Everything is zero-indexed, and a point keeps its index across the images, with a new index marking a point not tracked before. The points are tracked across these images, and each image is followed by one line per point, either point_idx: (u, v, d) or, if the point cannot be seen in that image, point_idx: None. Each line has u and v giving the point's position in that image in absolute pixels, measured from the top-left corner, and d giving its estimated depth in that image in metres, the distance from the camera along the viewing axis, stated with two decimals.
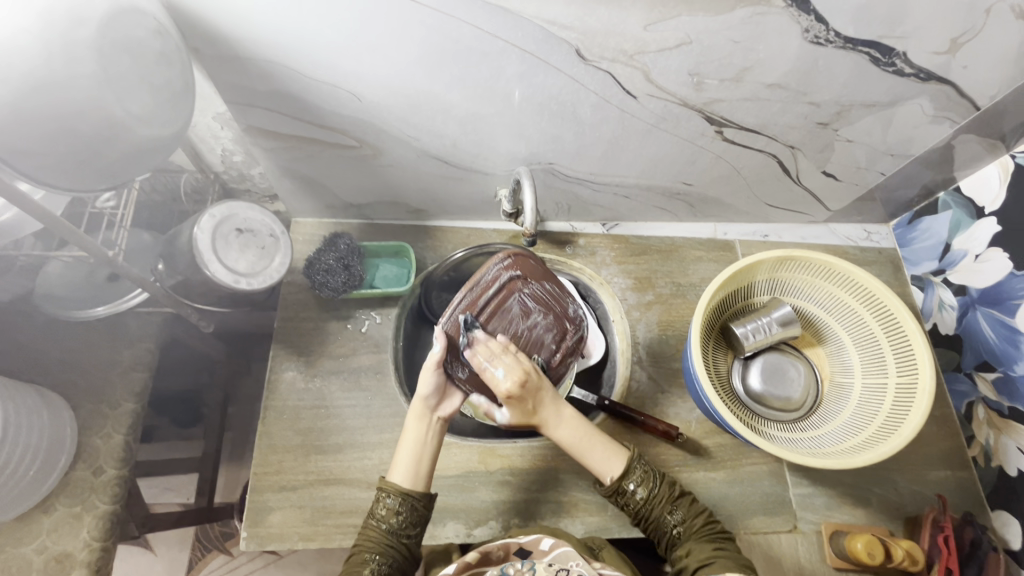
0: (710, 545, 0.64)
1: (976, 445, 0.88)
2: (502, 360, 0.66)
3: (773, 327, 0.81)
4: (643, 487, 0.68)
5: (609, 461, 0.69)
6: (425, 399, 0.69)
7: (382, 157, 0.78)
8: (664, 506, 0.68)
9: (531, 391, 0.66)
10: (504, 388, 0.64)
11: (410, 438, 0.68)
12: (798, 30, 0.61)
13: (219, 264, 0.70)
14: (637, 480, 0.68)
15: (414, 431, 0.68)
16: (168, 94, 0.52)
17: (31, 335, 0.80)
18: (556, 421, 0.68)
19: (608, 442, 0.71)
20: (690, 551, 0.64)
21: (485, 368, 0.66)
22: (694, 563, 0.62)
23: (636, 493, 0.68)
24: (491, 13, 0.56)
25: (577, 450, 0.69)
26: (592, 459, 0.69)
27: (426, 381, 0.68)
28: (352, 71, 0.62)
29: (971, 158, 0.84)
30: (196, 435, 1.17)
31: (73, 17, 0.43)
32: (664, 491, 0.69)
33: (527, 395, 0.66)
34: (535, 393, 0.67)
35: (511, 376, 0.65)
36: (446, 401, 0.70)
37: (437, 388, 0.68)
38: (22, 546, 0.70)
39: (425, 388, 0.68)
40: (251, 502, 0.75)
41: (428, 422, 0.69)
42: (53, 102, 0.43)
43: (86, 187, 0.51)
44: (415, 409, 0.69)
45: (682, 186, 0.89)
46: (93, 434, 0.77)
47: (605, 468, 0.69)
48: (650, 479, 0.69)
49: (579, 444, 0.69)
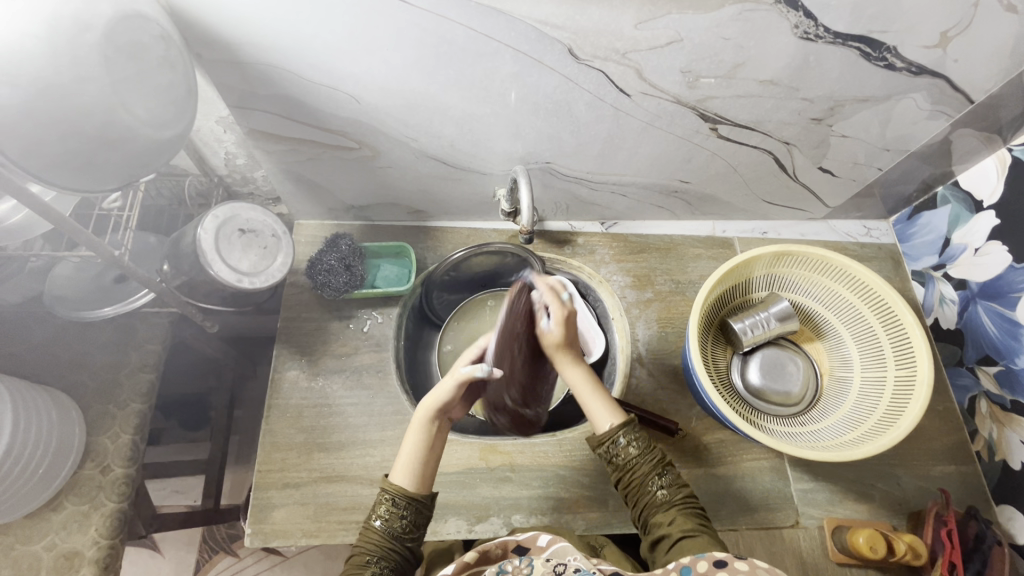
0: (694, 519, 0.63)
1: (979, 439, 0.88)
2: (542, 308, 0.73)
3: (771, 322, 0.82)
4: (637, 443, 0.69)
5: (609, 411, 0.71)
6: (441, 404, 0.68)
7: (381, 158, 0.80)
8: (653, 467, 0.68)
9: (575, 327, 0.74)
10: (568, 303, 0.72)
11: (417, 441, 0.68)
12: (787, 26, 0.62)
13: (222, 264, 0.72)
14: (632, 436, 0.69)
15: (422, 434, 0.68)
16: (172, 97, 0.54)
17: (41, 337, 0.81)
18: (571, 361, 0.74)
19: (610, 397, 0.73)
20: (673, 519, 0.63)
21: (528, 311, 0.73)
22: (677, 532, 0.61)
23: (630, 447, 0.68)
24: (483, 14, 0.57)
25: (582, 393, 0.72)
26: (595, 406, 0.71)
27: (448, 385, 0.68)
28: (349, 73, 0.63)
29: (969, 152, 0.84)
30: (203, 438, 1.18)
31: (79, 23, 0.44)
32: (657, 453, 0.69)
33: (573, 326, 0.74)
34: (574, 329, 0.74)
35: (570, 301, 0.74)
36: (458, 406, 0.70)
37: (454, 395, 0.68)
38: (33, 543, 0.72)
39: (444, 394, 0.68)
40: (256, 499, 0.76)
41: (435, 426, 0.69)
42: (58, 105, 0.44)
43: (94, 188, 0.52)
44: (426, 412, 0.68)
45: (679, 183, 0.90)
46: (101, 434, 0.78)
47: (606, 415, 0.71)
48: (644, 439, 0.69)
49: (586, 388, 0.72)
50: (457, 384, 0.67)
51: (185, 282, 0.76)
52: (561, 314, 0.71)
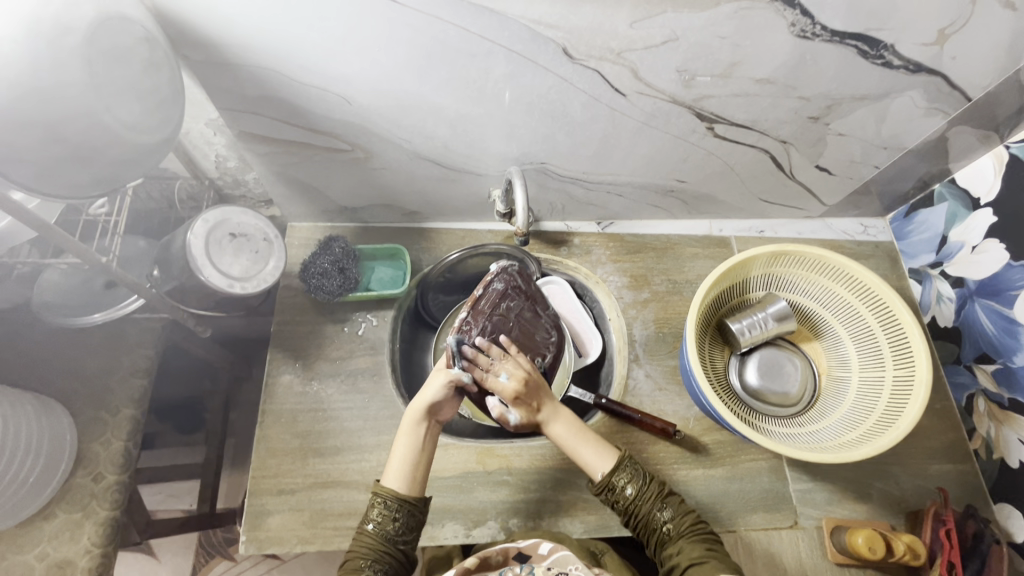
0: (702, 545, 0.63)
1: (977, 437, 0.88)
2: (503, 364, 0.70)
3: (769, 322, 0.81)
4: (632, 484, 0.68)
5: (599, 457, 0.70)
6: (429, 405, 0.68)
7: (374, 160, 0.79)
8: (653, 503, 0.67)
9: (535, 389, 0.71)
10: (509, 388, 0.69)
11: (408, 442, 0.67)
12: (784, 24, 0.61)
13: (213, 268, 0.71)
14: (627, 478, 0.68)
15: (411, 436, 0.67)
16: (156, 100, 0.53)
17: (30, 343, 0.80)
18: (556, 420, 0.71)
19: (600, 440, 0.71)
20: (682, 549, 0.63)
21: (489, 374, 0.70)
22: (685, 562, 0.61)
23: (626, 490, 0.68)
24: (475, 14, 0.56)
25: (570, 447, 0.70)
26: (587, 454, 0.70)
27: (437, 384, 0.68)
28: (340, 75, 0.62)
29: (966, 149, 0.84)
30: (198, 441, 1.17)
31: (59, 26, 0.43)
32: (653, 488, 0.68)
33: (530, 392, 0.70)
34: (537, 391, 0.71)
35: (513, 377, 0.69)
36: (446, 409, 0.70)
37: (444, 395, 0.69)
38: (23, 554, 0.70)
39: (435, 392, 0.68)
40: (251, 505, 0.75)
41: (426, 425, 0.68)
42: (39, 110, 0.43)
43: (79, 195, 0.52)
44: (414, 413, 0.68)
45: (675, 183, 0.89)
46: (93, 441, 0.77)
47: (596, 461, 0.69)
48: (640, 477, 0.69)
49: (572, 439, 0.70)
50: (447, 383, 0.68)
51: (176, 287, 0.74)
52: (510, 399, 0.69)
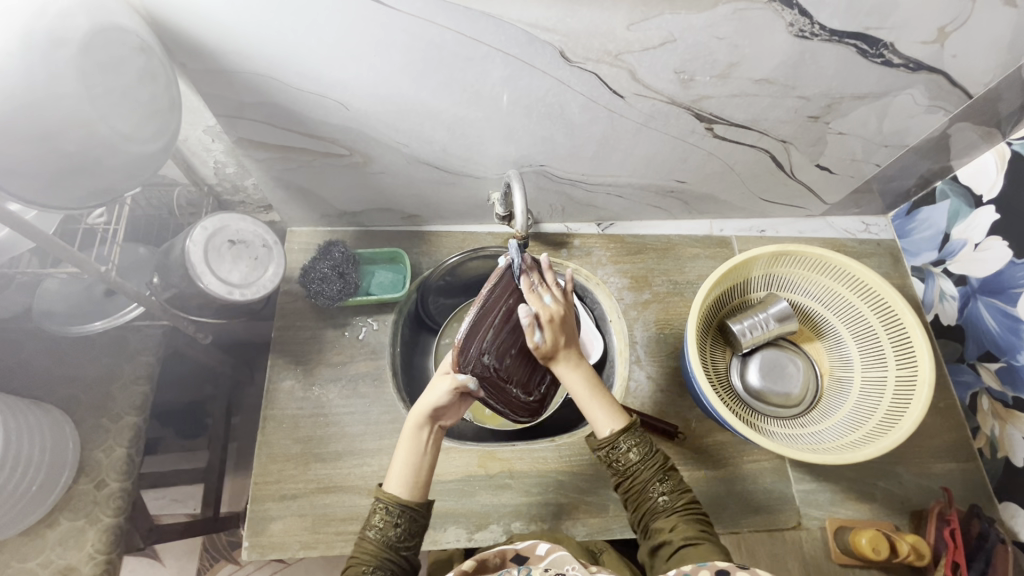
0: (696, 524, 0.62)
1: (981, 436, 0.87)
2: (551, 288, 0.70)
3: (771, 323, 0.81)
4: (637, 449, 0.67)
5: (611, 418, 0.68)
6: (432, 410, 0.67)
7: (373, 164, 0.78)
8: (654, 473, 0.66)
9: (569, 329, 0.70)
10: (551, 309, 0.68)
11: (410, 447, 0.66)
12: (782, 24, 0.61)
13: (213, 275, 0.71)
14: (633, 442, 0.67)
15: (412, 441, 0.67)
16: (154, 110, 0.53)
17: (31, 351, 0.80)
18: (571, 365, 0.70)
19: (613, 402, 0.69)
20: (675, 525, 0.62)
21: (535, 292, 0.68)
22: (679, 539, 0.60)
23: (630, 453, 0.66)
24: (472, 18, 0.56)
25: (582, 398, 0.68)
26: (597, 411, 0.68)
27: (440, 391, 0.67)
28: (336, 80, 0.62)
29: (968, 146, 0.83)
30: (201, 446, 1.17)
31: (55, 39, 0.43)
32: (658, 459, 0.67)
33: (563, 330, 0.69)
34: (569, 333, 0.70)
35: (556, 303, 0.69)
36: (448, 413, 0.69)
37: (447, 400, 0.67)
38: (27, 561, 0.71)
39: (437, 398, 0.67)
40: (253, 511, 0.75)
41: (428, 431, 0.68)
42: (34, 120, 0.43)
43: (77, 206, 0.51)
44: (416, 418, 0.67)
45: (675, 183, 0.89)
46: (95, 448, 0.78)
47: (607, 422, 0.68)
48: (645, 444, 0.67)
49: (585, 394, 0.69)
50: (450, 389, 0.67)
51: (176, 294, 0.74)
52: (546, 319, 0.68)
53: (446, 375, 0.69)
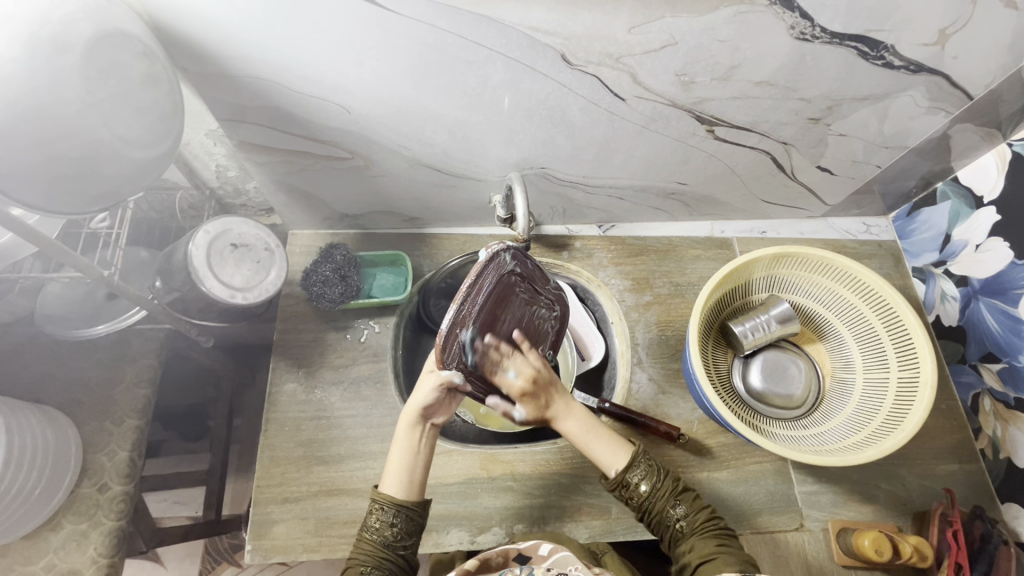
0: (714, 541, 0.62)
1: (983, 437, 0.87)
2: (514, 359, 0.68)
3: (772, 324, 0.81)
4: (647, 481, 0.67)
5: (615, 454, 0.68)
6: (422, 408, 0.66)
7: (375, 167, 0.78)
8: (667, 500, 0.66)
9: (545, 387, 0.69)
10: (516, 386, 0.67)
11: (404, 447, 0.66)
12: (783, 27, 0.61)
13: (215, 279, 0.71)
14: (641, 475, 0.67)
15: (406, 441, 0.67)
16: (157, 115, 0.53)
17: (34, 355, 0.80)
18: (567, 412, 0.69)
19: (614, 437, 0.70)
20: (694, 546, 0.63)
21: (498, 371, 0.67)
22: (697, 559, 0.61)
23: (640, 487, 0.67)
24: (474, 21, 0.56)
25: (582, 441, 0.68)
26: (599, 449, 0.68)
27: (427, 390, 0.65)
28: (337, 84, 0.62)
29: (969, 148, 0.83)
30: (203, 449, 1.17)
31: (58, 44, 0.43)
32: (668, 484, 0.67)
33: (539, 391, 0.68)
34: (547, 387, 0.69)
35: (523, 373, 0.67)
36: (439, 410, 0.68)
37: (436, 398, 0.66)
38: (30, 565, 0.71)
39: (426, 397, 0.65)
40: (256, 514, 0.75)
41: (420, 429, 0.67)
42: (38, 127, 0.43)
43: (82, 210, 0.52)
44: (408, 417, 0.67)
45: (675, 185, 0.89)
46: (98, 451, 0.78)
47: (610, 458, 0.68)
48: (654, 473, 0.68)
49: (586, 437, 0.69)
50: (438, 387, 0.65)
51: (178, 298, 0.74)
52: (517, 395, 0.67)
53: (432, 371, 0.67)
